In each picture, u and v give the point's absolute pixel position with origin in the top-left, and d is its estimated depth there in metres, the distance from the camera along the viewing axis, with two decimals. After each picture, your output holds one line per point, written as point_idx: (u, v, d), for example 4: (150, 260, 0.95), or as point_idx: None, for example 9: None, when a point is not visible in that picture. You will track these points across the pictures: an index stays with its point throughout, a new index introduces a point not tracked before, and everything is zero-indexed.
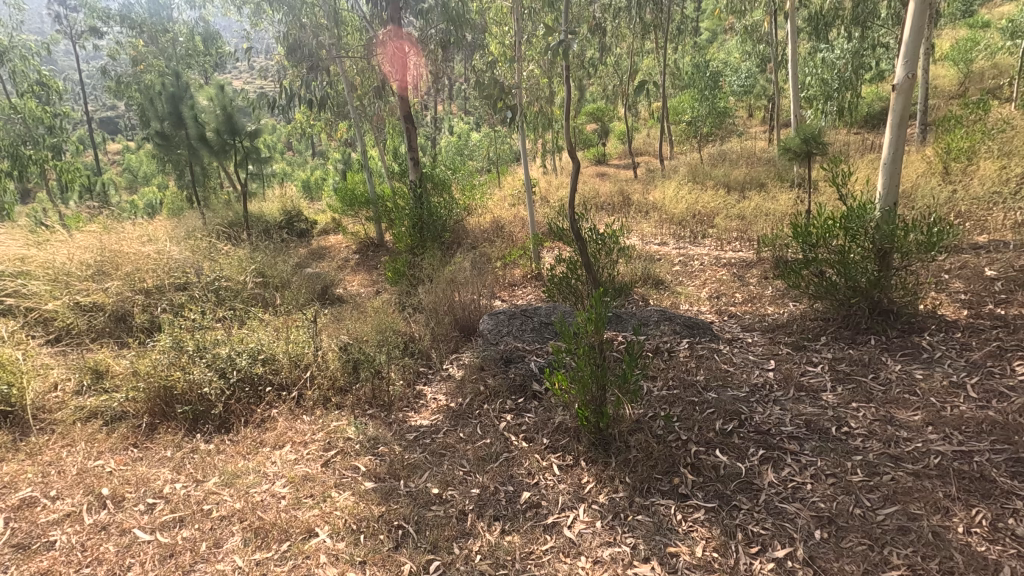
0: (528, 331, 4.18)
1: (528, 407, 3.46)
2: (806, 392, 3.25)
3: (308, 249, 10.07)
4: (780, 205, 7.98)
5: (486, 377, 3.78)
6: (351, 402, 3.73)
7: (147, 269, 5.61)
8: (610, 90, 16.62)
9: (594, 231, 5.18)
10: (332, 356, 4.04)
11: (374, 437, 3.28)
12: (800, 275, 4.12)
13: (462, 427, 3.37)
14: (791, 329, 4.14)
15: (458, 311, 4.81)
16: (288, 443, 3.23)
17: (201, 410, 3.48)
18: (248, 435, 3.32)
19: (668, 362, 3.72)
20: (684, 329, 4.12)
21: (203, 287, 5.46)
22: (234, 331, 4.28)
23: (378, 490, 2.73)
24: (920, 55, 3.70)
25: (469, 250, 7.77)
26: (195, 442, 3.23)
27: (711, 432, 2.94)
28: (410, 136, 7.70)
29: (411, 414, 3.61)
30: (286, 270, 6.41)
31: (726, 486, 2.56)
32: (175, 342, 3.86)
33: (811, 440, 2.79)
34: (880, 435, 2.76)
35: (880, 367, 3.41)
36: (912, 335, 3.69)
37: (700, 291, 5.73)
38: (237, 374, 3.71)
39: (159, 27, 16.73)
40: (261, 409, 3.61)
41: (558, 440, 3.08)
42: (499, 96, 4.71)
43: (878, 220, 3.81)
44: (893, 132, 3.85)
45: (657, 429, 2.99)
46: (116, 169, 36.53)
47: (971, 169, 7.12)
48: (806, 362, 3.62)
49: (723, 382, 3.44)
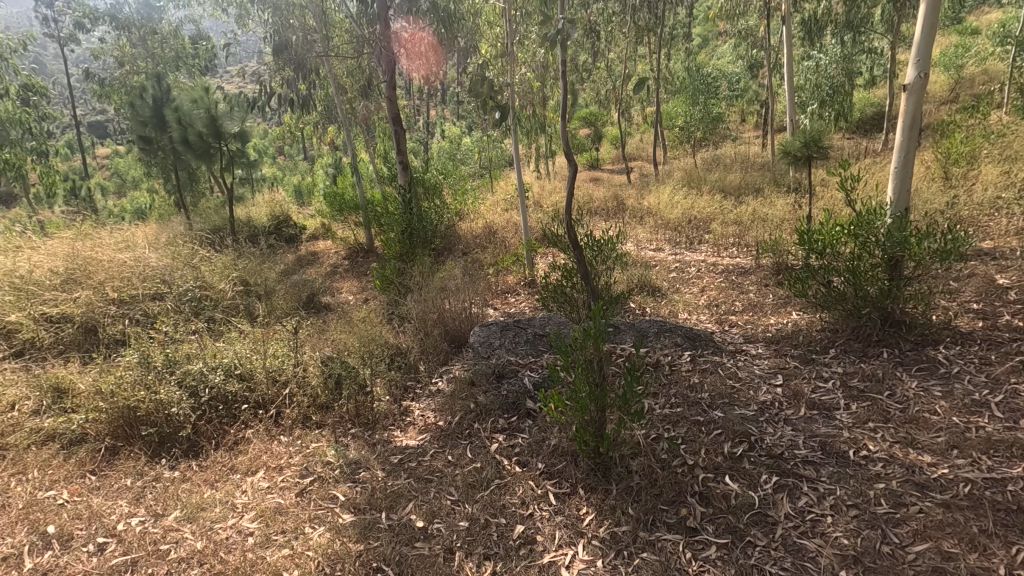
0: (521, 344, 3.94)
1: (521, 427, 3.24)
2: (818, 411, 3.05)
3: (295, 255, 9.79)
4: (778, 210, 7.81)
5: (477, 393, 3.55)
6: (332, 422, 3.49)
7: (121, 277, 5.33)
8: (603, 94, 16.51)
9: (590, 238, 4.95)
10: (313, 370, 3.79)
11: (356, 461, 3.04)
12: (806, 283, 3.95)
13: (450, 450, 3.13)
14: (797, 341, 3.95)
15: (447, 321, 4.58)
16: (262, 469, 2.98)
17: (168, 433, 3.22)
18: (218, 460, 3.07)
19: (669, 377, 3.50)
20: (685, 341, 3.90)
21: (179, 296, 5.19)
22: (209, 344, 4.02)
23: (357, 525, 2.49)
24: (932, 55, 3.52)
25: (459, 257, 7.55)
26: (159, 469, 2.98)
27: (720, 457, 2.72)
28: (398, 139, 7.45)
29: (397, 433, 3.38)
30: (270, 278, 6.15)
31: (739, 519, 2.34)
32: (142, 358, 3.60)
33: (828, 465, 2.58)
34: (902, 459, 2.56)
35: (895, 383, 3.20)
36: (926, 348, 3.50)
37: (698, 299, 5.53)
38: (209, 393, 3.46)
39: (149, 29, 16.44)
40: (235, 430, 3.36)
41: (554, 465, 2.85)
42: (488, 94, 4.50)
43: (888, 227, 3.61)
44: (903, 135, 3.66)
45: (661, 453, 2.77)
46: (106, 173, 36.11)
47: (973, 173, 6.97)
48: (815, 377, 3.42)
49: (730, 400, 3.21)
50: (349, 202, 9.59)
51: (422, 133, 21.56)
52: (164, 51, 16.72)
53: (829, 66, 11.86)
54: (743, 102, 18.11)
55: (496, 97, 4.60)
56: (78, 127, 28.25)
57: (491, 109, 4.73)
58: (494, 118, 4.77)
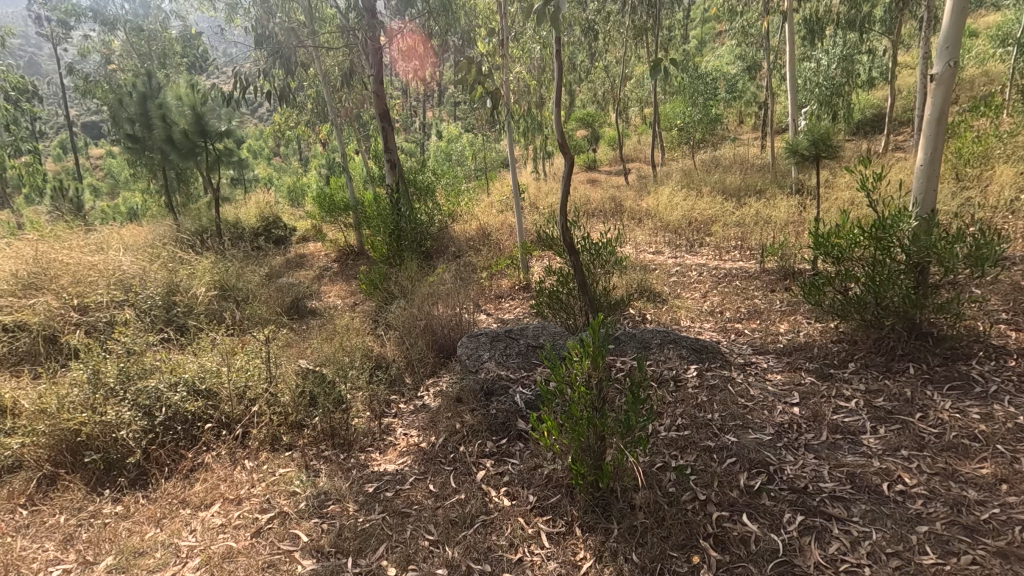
0: (513, 355, 3.58)
1: (512, 451, 2.91)
2: (843, 436, 2.73)
3: (283, 258, 9.46)
4: (781, 212, 7.51)
5: (463, 413, 3.24)
6: (304, 443, 3.16)
7: (89, 282, 4.99)
8: (599, 95, 16.26)
9: (588, 241, 4.66)
10: (286, 386, 3.45)
11: (326, 491, 2.70)
12: (822, 290, 3.68)
13: (432, 477, 2.80)
14: (812, 353, 3.64)
15: (436, 330, 4.26)
16: (218, 501, 2.65)
17: (115, 459, 2.89)
18: (169, 490, 2.74)
19: (674, 395, 3.17)
20: (692, 354, 3.56)
21: (147, 303, 4.84)
22: (174, 356, 3.67)
23: (318, 574, 2.15)
24: (962, 42, 3.18)
25: (452, 261, 7.24)
26: (100, 504, 2.66)
27: (734, 491, 2.39)
28: (387, 137, 7.12)
29: (375, 456, 3.06)
30: (251, 282, 5.83)
31: (762, 569, 2.01)
32: (92, 372, 3.26)
33: (860, 503, 2.25)
34: (943, 495, 2.25)
35: (927, 404, 2.88)
36: (957, 363, 3.18)
37: (701, 304, 5.23)
38: (166, 412, 3.11)
39: (135, 25, 16.07)
40: (193, 454, 3.03)
41: (548, 497, 2.53)
42: (476, 79, 4.14)
43: (915, 229, 3.30)
44: (929, 130, 3.33)
45: (668, 486, 2.45)
46: (98, 173, 35.65)
47: (987, 173, 6.66)
48: (835, 395, 3.10)
49: (743, 422, 2.89)
50: (338, 203, 9.23)
51: (416, 135, 21.23)
52: (151, 47, 16.28)
53: (830, 65, 11.74)
54: (740, 103, 17.88)
55: (484, 83, 4.23)
56: (72, 129, 27.87)
57: (481, 98, 4.36)
58: (484, 107, 4.42)
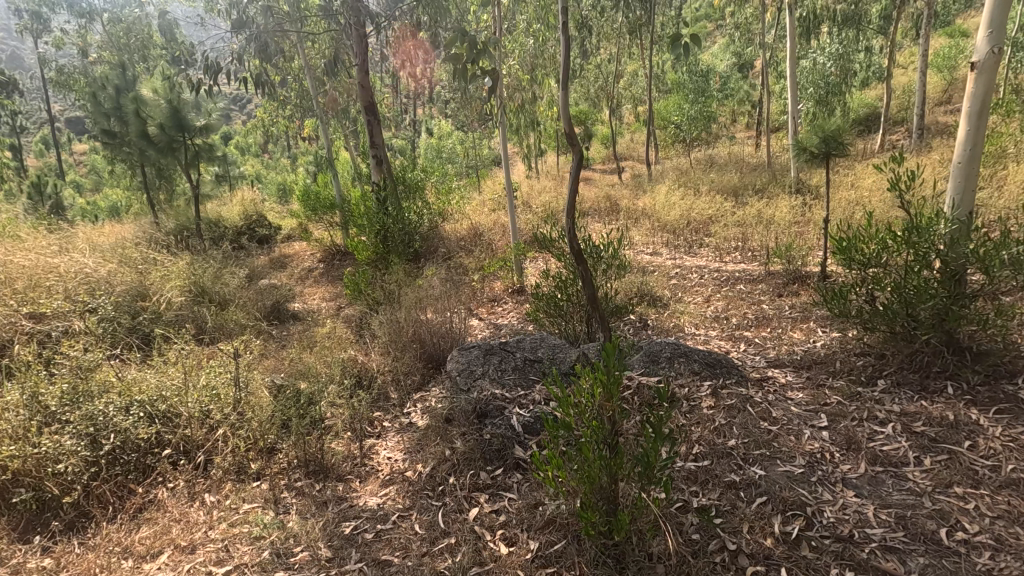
0: (509, 371, 3.20)
1: (508, 484, 2.56)
2: (884, 469, 2.41)
3: (267, 258, 9.07)
4: (784, 212, 7.22)
5: (454, 438, 2.87)
6: (274, 472, 2.80)
7: (45, 286, 4.58)
8: (592, 92, 15.93)
9: (590, 243, 4.32)
10: (256, 409, 3.08)
11: (295, 536, 2.33)
12: (848, 298, 3.33)
13: (417, 515, 2.46)
14: (835, 368, 3.32)
15: (424, 338, 3.89)
16: (167, 549, 2.29)
17: (48, 497, 2.51)
18: (110, 536, 2.37)
19: (688, 417, 2.83)
20: (706, 369, 3.19)
21: (107, 309, 4.43)
22: (130, 373, 3.28)
23: None
24: (1008, 25, 2.85)
25: (440, 262, 6.90)
26: (25, 554, 2.28)
27: (768, 540, 2.07)
28: (373, 132, 6.71)
29: (356, 487, 2.70)
30: (229, 287, 5.46)
31: None
32: (31, 396, 2.88)
33: (917, 555, 1.94)
34: (1013, 546, 1.93)
35: (974, 430, 2.57)
36: (1002, 382, 2.86)
37: (705, 309, 4.91)
38: (113, 441, 2.74)
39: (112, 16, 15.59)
40: (142, 490, 2.66)
41: (551, 544, 2.19)
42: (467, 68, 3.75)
43: (953, 233, 2.96)
44: (970, 123, 3.00)
45: (691, 533, 2.12)
46: (78, 168, 35.02)
47: (1001, 173, 6.39)
48: (868, 418, 2.78)
49: (769, 451, 2.56)
50: (322, 202, 8.78)
51: (407, 131, 20.87)
52: (130, 41, 15.52)
53: (827, 64, 11.43)
54: (734, 100, 17.61)
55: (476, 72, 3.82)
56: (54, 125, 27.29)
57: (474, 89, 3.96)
58: None
